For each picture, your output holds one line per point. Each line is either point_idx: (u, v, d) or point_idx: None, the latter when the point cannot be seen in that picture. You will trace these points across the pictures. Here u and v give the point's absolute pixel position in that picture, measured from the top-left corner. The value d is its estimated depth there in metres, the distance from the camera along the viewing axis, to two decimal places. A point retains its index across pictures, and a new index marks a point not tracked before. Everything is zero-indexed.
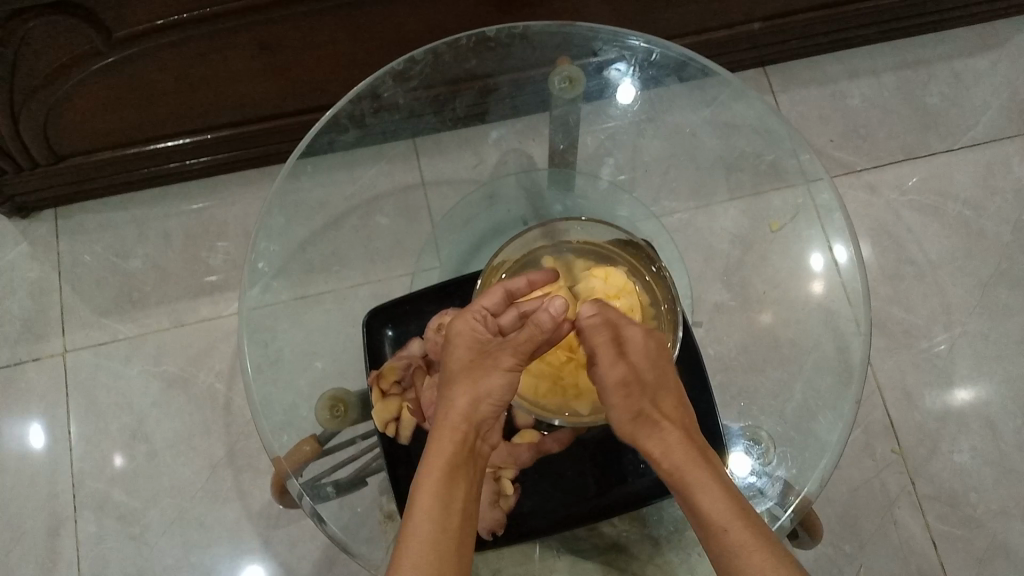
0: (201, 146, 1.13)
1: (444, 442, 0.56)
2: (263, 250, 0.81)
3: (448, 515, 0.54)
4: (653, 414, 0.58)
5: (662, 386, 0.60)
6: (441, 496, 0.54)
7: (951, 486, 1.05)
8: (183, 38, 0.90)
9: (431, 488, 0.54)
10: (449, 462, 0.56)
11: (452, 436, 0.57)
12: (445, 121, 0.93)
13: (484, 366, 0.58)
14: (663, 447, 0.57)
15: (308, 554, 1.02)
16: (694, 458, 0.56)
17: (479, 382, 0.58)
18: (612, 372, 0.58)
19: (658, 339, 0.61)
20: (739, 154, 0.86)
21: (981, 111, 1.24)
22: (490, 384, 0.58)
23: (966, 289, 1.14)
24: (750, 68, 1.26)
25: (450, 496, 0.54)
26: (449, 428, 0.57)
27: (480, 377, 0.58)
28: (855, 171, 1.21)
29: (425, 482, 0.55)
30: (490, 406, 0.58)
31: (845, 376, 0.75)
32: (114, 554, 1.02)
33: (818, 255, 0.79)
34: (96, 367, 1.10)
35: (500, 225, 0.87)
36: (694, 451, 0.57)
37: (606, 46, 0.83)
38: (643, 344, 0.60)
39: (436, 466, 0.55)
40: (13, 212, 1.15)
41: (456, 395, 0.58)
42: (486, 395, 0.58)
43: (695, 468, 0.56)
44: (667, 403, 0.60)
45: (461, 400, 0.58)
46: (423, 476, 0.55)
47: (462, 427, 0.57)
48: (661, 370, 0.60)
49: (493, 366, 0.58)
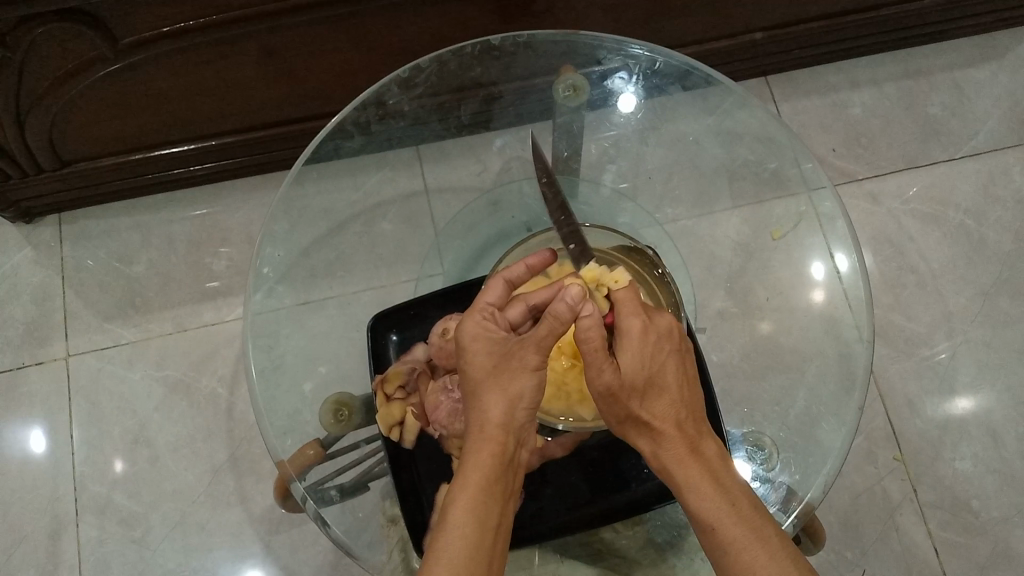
0: (205, 152, 1.14)
1: (481, 454, 0.56)
2: (269, 256, 0.82)
3: (482, 530, 0.53)
4: (642, 417, 0.58)
5: (653, 387, 0.58)
6: (477, 509, 0.54)
7: (954, 493, 1.05)
8: (188, 45, 0.91)
9: (466, 504, 0.54)
10: (487, 475, 0.55)
11: (490, 448, 0.56)
12: (450, 128, 0.95)
13: (511, 370, 0.58)
14: (653, 446, 0.58)
15: (310, 560, 1.02)
16: (685, 457, 0.57)
17: (509, 387, 0.58)
18: (600, 378, 0.57)
19: (661, 328, 0.60)
20: (741, 163, 0.86)
21: (981, 120, 1.24)
22: (522, 386, 0.58)
23: (967, 297, 1.15)
24: (752, 77, 1.27)
25: (485, 510, 0.54)
26: (487, 440, 0.57)
27: (510, 382, 0.58)
28: (856, 179, 1.21)
29: (460, 496, 0.54)
30: (525, 409, 0.58)
31: (848, 383, 0.75)
32: (114, 558, 1.02)
33: (818, 264, 0.80)
34: (99, 371, 1.10)
35: (504, 231, 0.87)
36: (684, 451, 0.57)
37: (609, 55, 0.85)
38: (639, 340, 0.58)
39: (474, 480, 0.55)
40: (17, 216, 1.15)
41: (489, 403, 0.58)
42: (519, 397, 0.58)
43: (685, 467, 0.56)
44: (659, 404, 0.58)
45: (496, 408, 0.57)
46: (456, 491, 0.55)
47: (499, 436, 0.57)
48: (657, 365, 0.59)
49: (520, 368, 0.58)
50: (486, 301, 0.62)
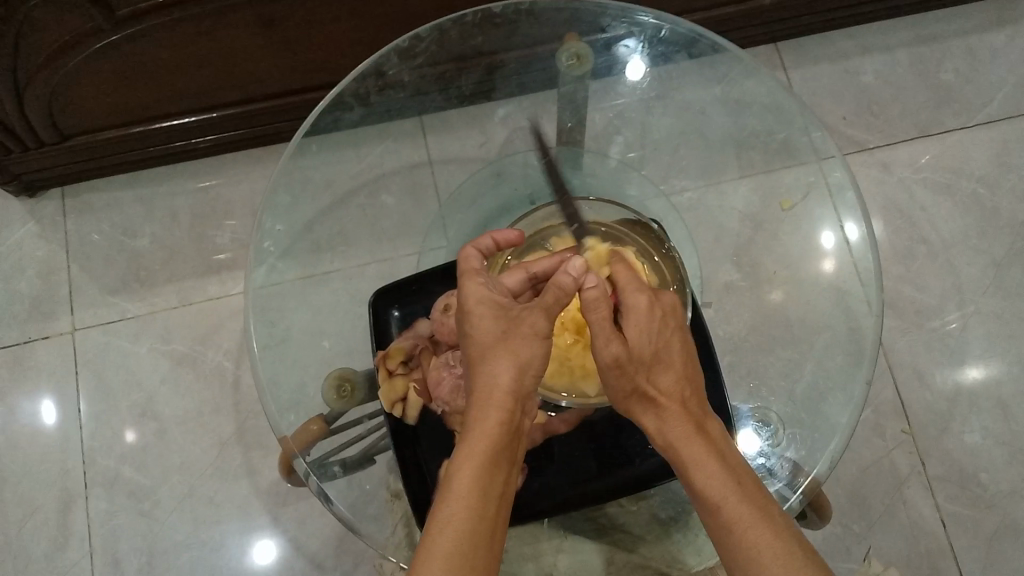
0: (206, 125, 1.12)
1: (490, 421, 0.55)
2: (269, 229, 0.81)
3: (486, 500, 0.53)
4: (648, 392, 0.58)
5: (659, 362, 0.59)
6: (481, 478, 0.53)
7: (961, 466, 1.04)
8: (186, 15, 0.90)
9: (471, 472, 0.53)
10: (493, 444, 0.55)
11: (498, 414, 0.56)
12: (451, 99, 0.90)
13: (520, 337, 0.58)
14: (657, 423, 0.58)
15: (318, 532, 1.03)
16: (688, 434, 0.57)
17: (520, 352, 0.58)
18: (606, 349, 0.57)
19: (666, 306, 0.60)
20: (750, 132, 0.84)
21: (997, 87, 1.21)
22: (531, 352, 0.58)
23: (980, 268, 1.13)
24: (761, 44, 1.24)
25: (490, 479, 0.53)
26: (494, 405, 0.56)
27: (521, 348, 0.58)
28: (868, 148, 1.19)
29: (464, 463, 0.53)
30: (534, 376, 0.58)
31: (856, 356, 0.74)
32: (126, 529, 1.03)
33: (828, 233, 0.78)
34: (105, 345, 1.11)
35: (508, 203, 0.86)
36: (689, 428, 0.57)
37: (614, 22, 0.82)
38: (645, 316, 0.59)
39: (480, 447, 0.54)
40: (20, 190, 1.14)
41: (496, 368, 0.57)
42: (528, 364, 0.58)
43: (690, 444, 0.56)
44: (665, 378, 0.59)
45: (504, 373, 0.57)
46: (461, 458, 0.54)
47: (507, 403, 0.56)
48: (662, 342, 0.59)
49: (529, 334, 0.58)
50: (478, 266, 0.62)
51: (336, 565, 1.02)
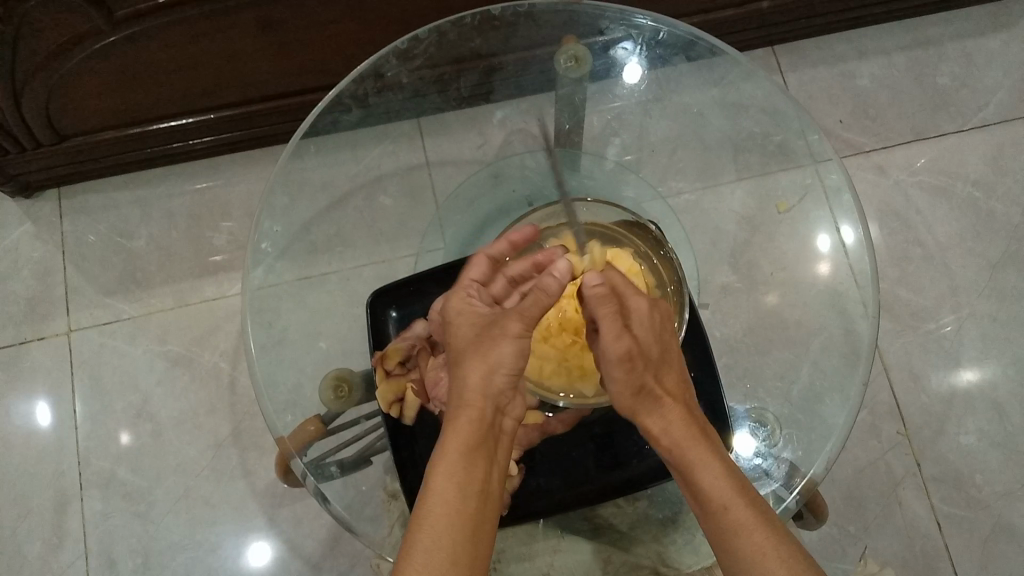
0: (204, 126, 1.12)
1: (461, 421, 0.55)
2: (267, 230, 0.81)
3: (464, 498, 0.52)
4: (654, 390, 0.57)
5: (664, 361, 0.59)
6: (455, 477, 0.53)
7: (956, 468, 1.05)
8: (184, 17, 0.90)
9: (443, 473, 0.53)
10: (465, 442, 0.54)
11: (470, 415, 0.55)
12: (449, 101, 0.91)
13: (493, 337, 0.57)
14: (662, 423, 0.57)
15: (314, 533, 1.03)
16: (694, 434, 0.57)
17: (490, 354, 0.57)
18: (617, 343, 0.56)
19: (664, 309, 0.60)
20: (745, 135, 0.84)
21: (992, 91, 1.22)
22: (501, 353, 0.57)
23: (975, 270, 1.13)
24: (758, 48, 1.24)
25: (466, 477, 0.53)
26: (466, 407, 0.56)
27: (491, 349, 0.57)
28: (864, 151, 1.19)
29: (438, 464, 0.53)
30: (506, 375, 0.57)
31: (853, 357, 0.74)
32: (121, 531, 1.03)
33: (824, 236, 0.79)
34: (101, 346, 1.10)
35: (506, 204, 0.86)
36: (695, 428, 0.57)
37: (613, 25, 0.83)
38: (649, 317, 0.58)
39: (452, 447, 0.54)
40: (17, 191, 1.14)
41: (468, 370, 0.57)
42: (499, 364, 0.57)
43: (696, 443, 0.56)
44: (670, 377, 0.59)
45: (474, 375, 0.56)
46: (437, 459, 0.54)
47: (479, 403, 0.56)
48: (665, 344, 0.59)
49: (501, 335, 0.57)
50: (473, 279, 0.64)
51: (332, 567, 1.01)
